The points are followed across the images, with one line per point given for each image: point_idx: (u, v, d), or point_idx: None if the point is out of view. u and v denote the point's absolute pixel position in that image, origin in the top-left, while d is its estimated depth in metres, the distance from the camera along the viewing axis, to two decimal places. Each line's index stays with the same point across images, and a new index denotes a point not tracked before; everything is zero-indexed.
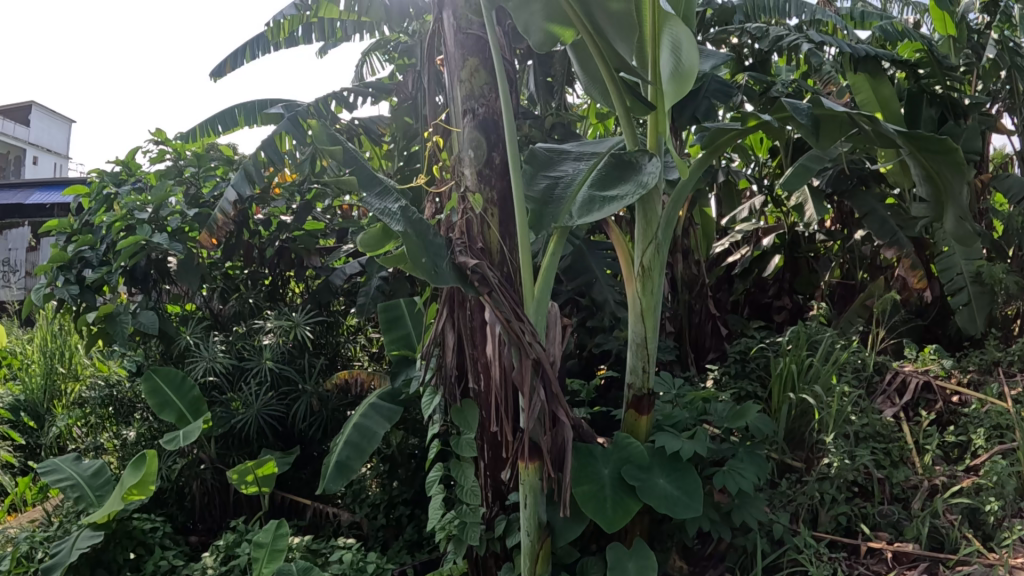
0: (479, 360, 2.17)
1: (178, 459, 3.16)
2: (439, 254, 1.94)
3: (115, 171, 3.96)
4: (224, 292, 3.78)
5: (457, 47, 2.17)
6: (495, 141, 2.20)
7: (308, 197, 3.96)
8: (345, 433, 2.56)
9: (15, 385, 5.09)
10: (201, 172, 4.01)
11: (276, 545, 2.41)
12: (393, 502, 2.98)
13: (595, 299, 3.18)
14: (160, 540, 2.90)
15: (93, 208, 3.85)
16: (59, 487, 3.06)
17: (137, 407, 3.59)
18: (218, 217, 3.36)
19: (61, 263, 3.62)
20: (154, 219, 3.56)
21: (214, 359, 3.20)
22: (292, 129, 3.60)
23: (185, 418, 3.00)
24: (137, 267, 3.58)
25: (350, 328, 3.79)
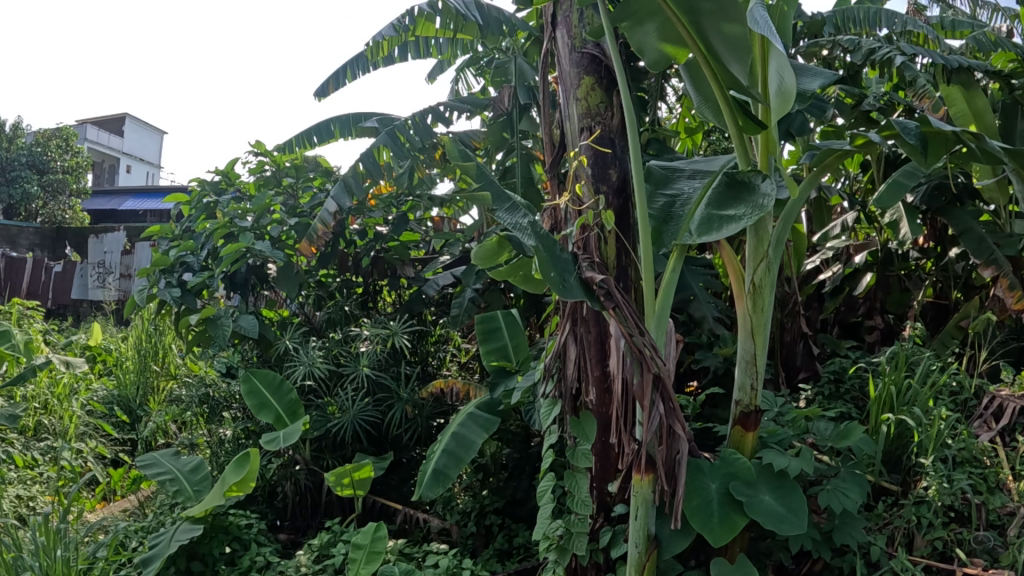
0: (597, 375, 2.25)
1: (274, 459, 3.31)
2: (566, 270, 2.02)
3: (216, 182, 4.13)
4: (319, 300, 3.97)
5: (573, 67, 2.29)
6: (611, 158, 2.28)
7: (404, 209, 4.12)
8: (443, 441, 2.62)
9: (111, 382, 5.35)
10: (300, 183, 4.23)
11: (375, 547, 2.47)
12: (484, 511, 3.03)
13: (694, 316, 3.28)
14: (255, 537, 3.00)
15: (194, 215, 4.03)
16: (159, 481, 3.18)
17: (229, 406, 3.74)
18: (320, 228, 3.51)
19: (163, 266, 3.82)
20: (256, 227, 3.70)
21: (313, 364, 3.32)
22: (390, 142, 3.72)
23: (282, 420, 3.09)
24: (238, 273, 3.74)
25: (439, 337, 3.82)
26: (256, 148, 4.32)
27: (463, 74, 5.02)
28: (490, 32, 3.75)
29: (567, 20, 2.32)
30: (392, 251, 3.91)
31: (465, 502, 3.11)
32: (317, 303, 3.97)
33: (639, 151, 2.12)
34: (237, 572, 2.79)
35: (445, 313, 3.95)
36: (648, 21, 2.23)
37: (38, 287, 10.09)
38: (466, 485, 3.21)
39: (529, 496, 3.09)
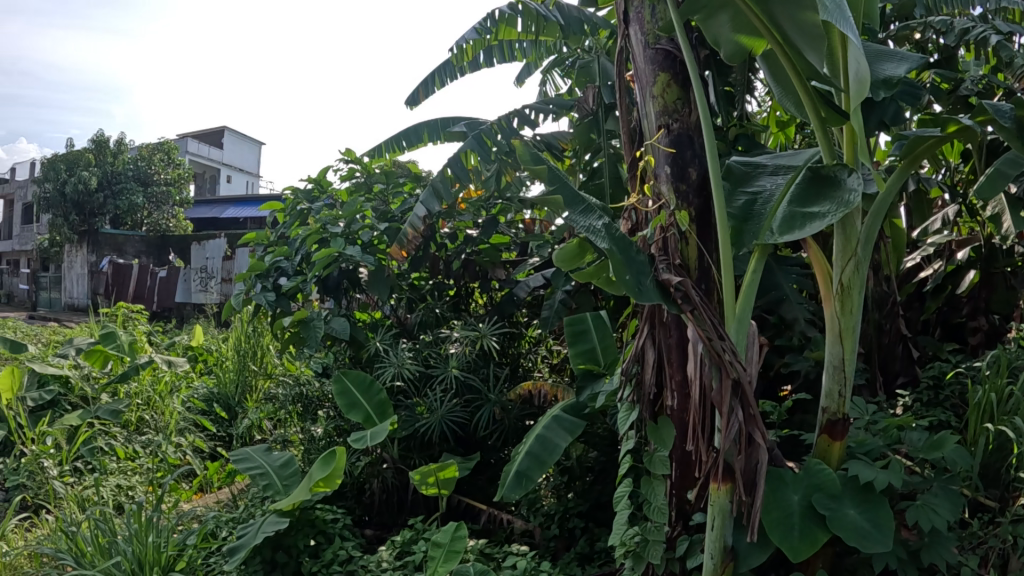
0: (676, 380, 2.20)
1: (362, 457, 3.38)
2: (642, 272, 2.07)
3: (309, 189, 4.24)
4: (410, 302, 3.99)
5: (649, 64, 2.28)
6: (690, 156, 2.24)
7: (493, 212, 4.18)
8: (527, 444, 2.62)
9: (211, 380, 5.62)
10: (390, 188, 4.30)
11: (453, 546, 2.49)
12: (568, 513, 2.99)
13: (785, 318, 3.14)
14: (340, 531, 3.03)
15: (288, 222, 4.16)
16: (250, 475, 3.27)
17: (322, 406, 3.86)
18: (410, 232, 3.59)
19: (259, 271, 3.97)
20: (347, 233, 3.76)
21: (402, 365, 3.39)
22: (476, 146, 3.70)
23: (371, 419, 3.15)
24: (331, 277, 3.84)
25: (531, 339, 3.86)
26: (347, 155, 4.43)
27: (549, 76, 5.02)
28: (571, 32, 3.76)
29: (639, 16, 2.32)
30: (483, 253, 3.97)
31: (549, 504, 3.09)
32: (409, 306, 4.00)
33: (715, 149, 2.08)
34: (320, 564, 2.83)
35: (536, 314, 3.94)
36: (720, 12, 2.23)
37: (145, 290, 10.69)
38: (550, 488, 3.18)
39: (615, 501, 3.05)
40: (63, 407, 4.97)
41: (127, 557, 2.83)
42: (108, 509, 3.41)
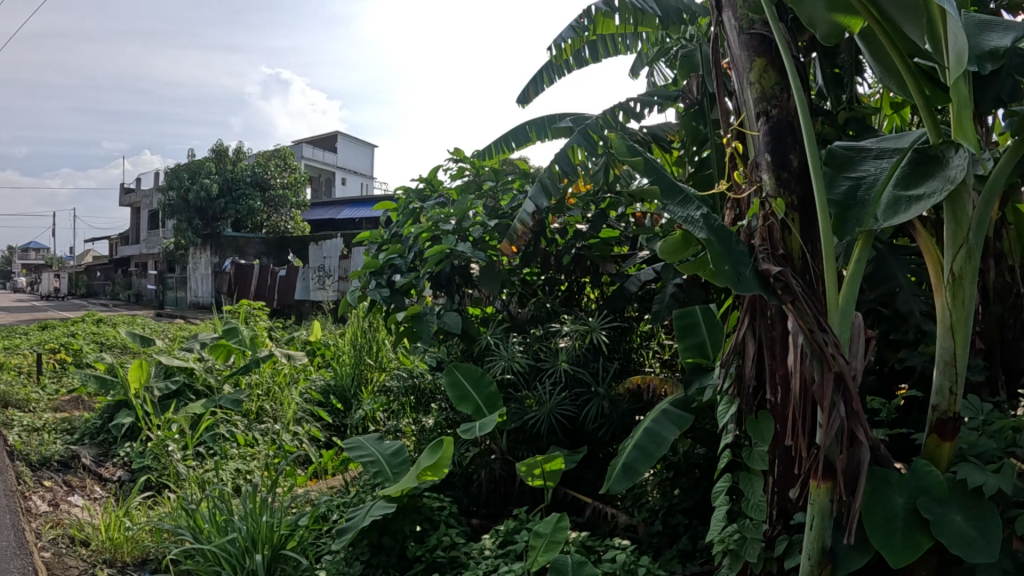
0: (778, 373, 2.22)
1: (471, 449, 3.63)
2: (742, 261, 2.14)
3: (421, 189, 4.40)
4: (522, 297, 4.13)
5: (745, 50, 2.39)
6: (791, 142, 2.32)
7: (602, 207, 4.14)
8: (635, 437, 2.67)
9: (329, 371, 5.91)
10: (499, 186, 4.36)
11: (554, 537, 2.55)
12: (672, 510, 3.00)
13: (899, 310, 2.98)
14: (445, 518, 3.17)
15: (401, 220, 4.33)
16: (361, 462, 3.42)
17: (435, 398, 4.03)
18: (519, 228, 3.77)
19: (374, 268, 4.17)
20: (458, 230, 3.97)
21: (512, 358, 3.55)
22: (584, 141, 4.04)
23: (480, 411, 3.30)
24: (443, 273, 3.99)
25: (643, 334, 3.90)
26: (457, 153, 4.58)
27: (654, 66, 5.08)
28: (670, 20, 4.14)
29: (732, 2, 2.46)
30: (594, 248, 3.98)
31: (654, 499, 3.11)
32: (520, 301, 4.15)
33: (813, 136, 2.15)
34: (424, 549, 2.94)
35: (647, 309, 3.95)
36: None
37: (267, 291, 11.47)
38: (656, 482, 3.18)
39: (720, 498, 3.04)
40: (188, 396, 5.45)
41: (241, 534, 3.03)
42: (226, 487, 3.73)
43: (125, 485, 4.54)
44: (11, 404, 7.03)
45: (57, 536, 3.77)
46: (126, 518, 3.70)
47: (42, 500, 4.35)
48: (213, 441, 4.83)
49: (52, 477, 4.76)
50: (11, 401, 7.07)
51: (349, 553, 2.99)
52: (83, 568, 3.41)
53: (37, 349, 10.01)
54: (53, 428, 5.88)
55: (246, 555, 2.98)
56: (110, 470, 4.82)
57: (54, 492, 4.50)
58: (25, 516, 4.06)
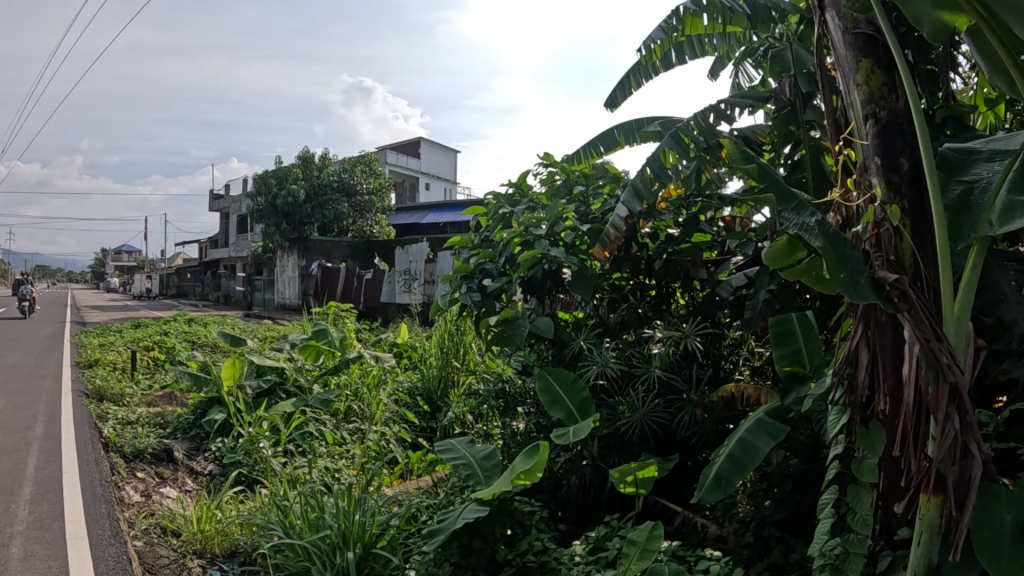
0: (889, 383, 2.29)
1: (562, 453, 3.70)
2: (857, 270, 2.23)
3: (510, 195, 4.58)
4: (612, 302, 4.14)
5: (852, 52, 2.52)
6: (899, 144, 2.41)
7: (694, 211, 4.16)
8: (729, 448, 2.71)
9: (416, 374, 6.06)
10: (589, 190, 4.41)
11: (648, 545, 2.54)
12: (764, 522, 2.93)
13: (1003, 319, 2.86)
14: (536, 523, 3.17)
15: (491, 225, 4.46)
16: (454, 464, 3.46)
17: (523, 402, 4.05)
18: (612, 232, 3.77)
19: (465, 273, 4.30)
20: (550, 234, 4.03)
21: (606, 364, 3.57)
22: (674, 143, 4.04)
23: (573, 417, 3.31)
24: (535, 277, 4.06)
25: (734, 341, 3.85)
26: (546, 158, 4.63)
27: (741, 68, 5.10)
28: (758, 20, 4.07)
29: (836, 3, 2.60)
30: (685, 252, 3.95)
31: (746, 511, 3.06)
32: (610, 306, 4.15)
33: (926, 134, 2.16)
34: (516, 553, 2.95)
35: (739, 315, 3.90)
36: None
37: None
38: (749, 493, 3.13)
39: (814, 511, 2.97)
40: (279, 394, 5.70)
41: (332, 531, 3.13)
42: (315, 485, 3.87)
43: (215, 478, 4.71)
44: (111, 398, 7.42)
45: (150, 526, 3.93)
46: (217, 511, 3.84)
47: (135, 491, 4.56)
48: (302, 438, 4.99)
49: (146, 469, 5.00)
50: (112, 395, 7.46)
51: (437, 554, 3.00)
52: (175, 557, 3.53)
53: (134, 346, 10.53)
54: (148, 421, 6.18)
55: (337, 552, 3.06)
56: (201, 464, 5.00)
57: (147, 483, 4.71)
58: (119, 506, 4.26)
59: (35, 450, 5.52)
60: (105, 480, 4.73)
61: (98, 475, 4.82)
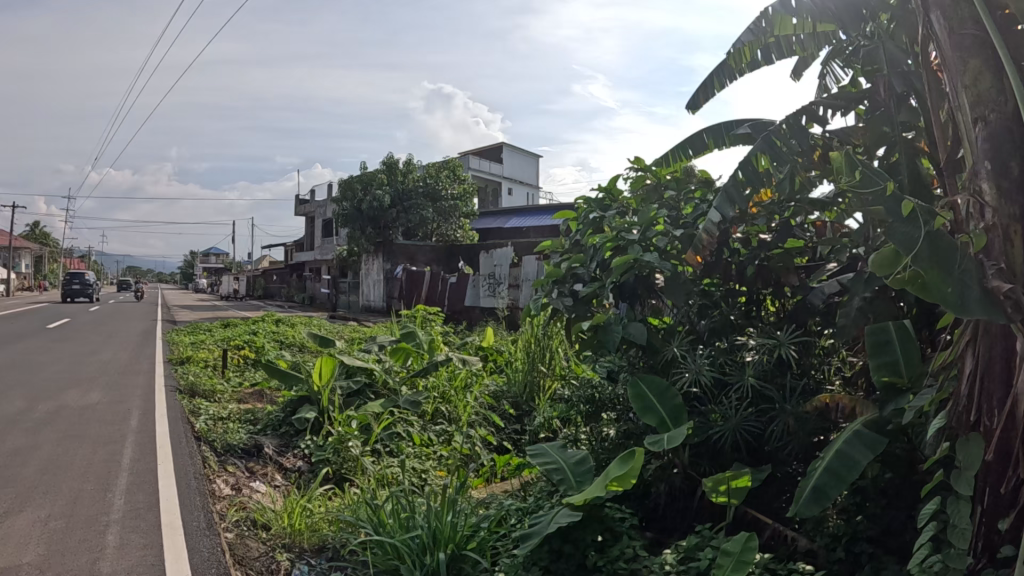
0: (996, 395, 2.42)
1: (652, 461, 3.74)
2: (967, 284, 2.38)
3: (601, 199, 4.64)
4: (703, 309, 4.01)
5: (956, 51, 2.57)
6: (1009, 147, 2.42)
7: (786, 216, 4.18)
8: (827, 459, 2.85)
9: (504, 378, 6.21)
10: (681, 196, 4.48)
11: (743, 557, 2.66)
12: (856, 538, 2.90)
13: None
14: (626, 530, 3.16)
15: (583, 229, 4.51)
16: (546, 468, 3.52)
17: (612, 408, 4.14)
18: (704, 238, 3.81)
19: (557, 278, 4.45)
20: (643, 240, 4.00)
21: (700, 371, 3.61)
22: (766, 147, 4.07)
23: (666, 424, 3.42)
24: (627, 283, 4.04)
25: (824, 350, 3.77)
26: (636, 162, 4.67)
27: (828, 68, 5.02)
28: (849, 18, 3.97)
29: (941, 4, 2.64)
30: (776, 258, 3.96)
31: (837, 525, 3.03)
32: (702, 312, 4.00)
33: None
34: (606, 559, 2.96)
35: (831, 323, 3.84)
36: None
37: None
38: (840, 507, 3.09)
39: (908, 528, 2.91)
40: (367, 394, 5.91)
41: (423, 532, 3.25)
42: (404, 487, 3.94)
43: (303, 475, 4.91)
44: (204, 394, 7.76)
45: (240, 519, 4.10)
46: (306, 507, 3.97)
47: (226, 484, 4.76)
48: (389, 439, 5.19)
49: (237, 463, 5.23)
50: (203, 391, 7.80)
51: (527, 559, 3.05)
52: (265, 550, 3.68)
53: (227, 345, 11.01)
54: (238, 418, 6.44)
55: (429, 552, 3.17)
56: (290, 461, 5.19)
57: (237, 477, 4.92)
58: (211, 498, 4.47)
59: (132, 442, 5.81)
60: (198, 473, 4.95)
61: (191, 468, 5.06)
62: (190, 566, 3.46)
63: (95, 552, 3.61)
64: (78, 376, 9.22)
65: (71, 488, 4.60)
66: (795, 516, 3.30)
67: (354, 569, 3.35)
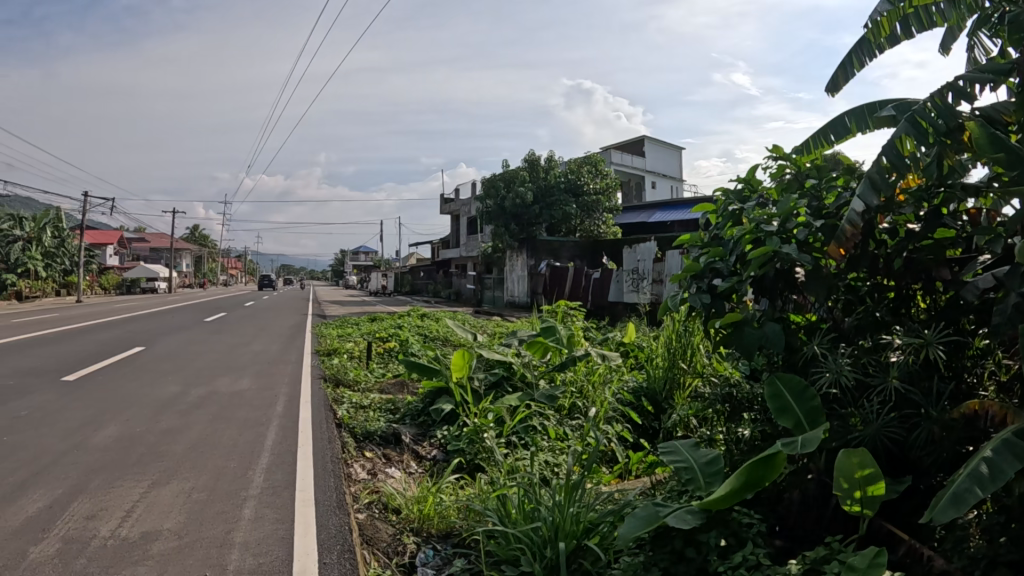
0: None
1: (787, 465, 3.55)
2: None
3: (739, 190, 4.38)
4: (848, 305, 3.89)
5: None
6: None
7: (936, 203, 3.71)
8: (969, 467, 2.63)
9: (643, 375, 6.12)
10: (822, 183, 4.10)
11: (870, 572, 2.53)
12: (996, 562, 2.60)
13: None
14: (752, 537, 2.99)
15: (721, 223, 4.31)
16: (676, 467, 3.42)
17: (751, 408, 3.99)
18: (847, 229, 3.54)
19: (694, 273, 4.23)
20: (781, 232, 3.80)
21: (840, 371, 3.46)
22: (911, 130, 3.94)
23: (801, 426, 3.27)
24: (768, 277, 3.84)
25: (979, 351, 3.49)
26: (775, 150, 4.35)
27: (976, 39, 4.97)
28: None
29: None
30: (926, 250, 3.59)
31: (978, 547, 2.74)
32: (846, 308, 3.90)
33: None
34: (728, 565, 2.83)
35: (987, 322, 3.48)
36: None
37: None
38: (985, 527, 2.80)
39: None
40: (505, 388, 6.04)
41: (545, 524, 3.25)
42: (532, 478, 3.95)
43: (438, 464, 5.10)
44: (350, 383, 8.16)
45: (371, 502, 4.26)
46: (437, 495, 4.06)
47: (363, 469, 4.99)
48: (525, 432, 5.26)
49: (375, 450, 5.48)
50: (349, 380, 8.21)
51: (648, 560, 2.97)
52: (393, 533, 3.81)
53: (376, 337, 11.50)
54: (378, 407, 6.72)
55: (550, 543, 3.17)
56: (426, 449, 5.43)
57: (374, 463, 5.15)
58: (348, 480, 4.68)
59: (278, 425, 6.19)
60: (337, 457, 5.20)
61: (331, 452, 5.33)
62: (317, 541, 3.64)
63: (230, 524, 3.85)
64: (236, 364, 9.94)
65: (218, 464, 4.96)
66: (936, 533, 3.02)
67: (477, 556, 3.41)
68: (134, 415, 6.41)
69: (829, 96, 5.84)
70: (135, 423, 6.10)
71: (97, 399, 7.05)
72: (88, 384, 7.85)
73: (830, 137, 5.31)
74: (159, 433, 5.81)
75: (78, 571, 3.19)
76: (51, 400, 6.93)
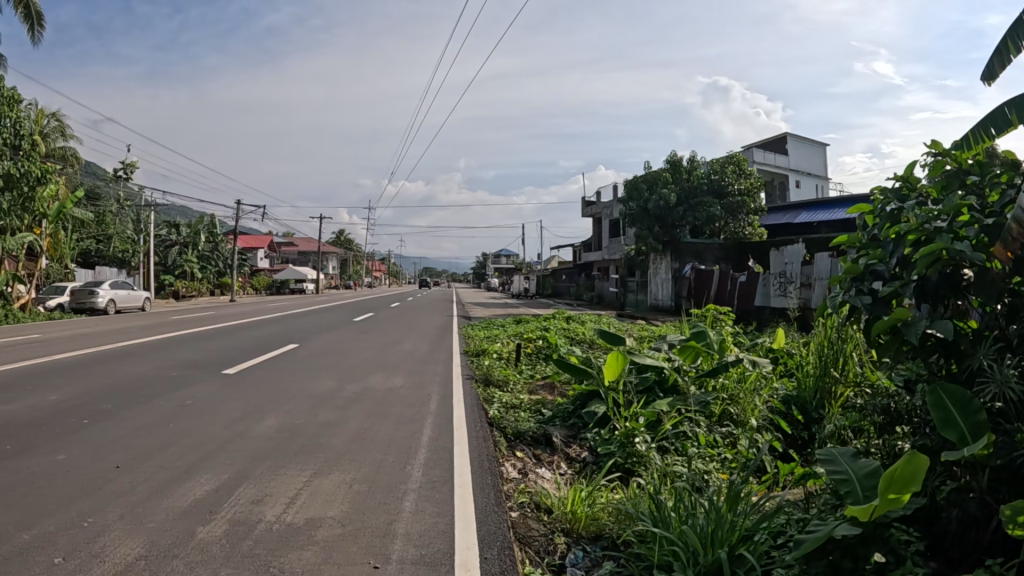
0: None
1: (946, 482, 3.35)
2: None
3: (898, 188, 4.17)
4: (1012, 310, 3.47)
5: None
6: None
7: None
8: None
9: (790, 384, 5.96)
10: (985, 180, 3.78)
11: None
12: None
13: None
14: (912, 556, 2.84)
15: (879, 223, 4.13)
16: (833, 479, 3.29)
17: (906, 421, 3.86)
18: (1014, 228, 3.26)
19: (854, 274, 4.07)
20: (951, 229, 3.57)
21: (1006, 384, 3.23)
22: None
23: (965, 440, 3.07)
24: (930, 281, 3.61)
25: None
26: (933, 145, 4.09)
27: None
28: None
29: None
30: None
31: None
32: (1012, 314, 3.48)
33: None
34: None
35: None
36: None
37: None
38: None
39: None
40: (656, 393, 6.00)
41: (699, 530, 3.20)
42: (689, 483, 3.91)
43: (588, 465, 5.15)
44: (498, 383, 8.36)
45: (525, 501, 4.36)
46: (586, 496, 4.10)
47: (514, 468, 5.11)
48: (676, 438, 5.23)
49: (525, 450, 5.61)
50: (497, 380, 8.43)
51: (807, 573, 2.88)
52: (544, 532, 3.88)
53: (520, 339, 11.71)
54: (528, 408, 6.88)
55: (705, 549, 3.11)
56: (576, 451, 5.52)
57: (524, 463, 5.27)
58: (501, 478, 4.80)
59: (431, 421, 6.42)
60: (490, 455, 5.36)
61: (484, 449, 5.50)
62: (478, 536, 3.73)
63: (391, 514, 4.02)
64: (385, 361, 10.35)
65: (371, 457, 5.19)
66: None
67: (626, 558, 3.41)
68: (292, 407, 6.81)
69: (984, 83, 5.45)
70: (294, 414, 6.48)
71: (257, 391, 7.55)
72: (250, 377, 8.41)
73: (989, 130, 4.96)
74: (315, 424, 6.15)
75: (246, 552, 3.42)
76: (217, 390, 7.48)
